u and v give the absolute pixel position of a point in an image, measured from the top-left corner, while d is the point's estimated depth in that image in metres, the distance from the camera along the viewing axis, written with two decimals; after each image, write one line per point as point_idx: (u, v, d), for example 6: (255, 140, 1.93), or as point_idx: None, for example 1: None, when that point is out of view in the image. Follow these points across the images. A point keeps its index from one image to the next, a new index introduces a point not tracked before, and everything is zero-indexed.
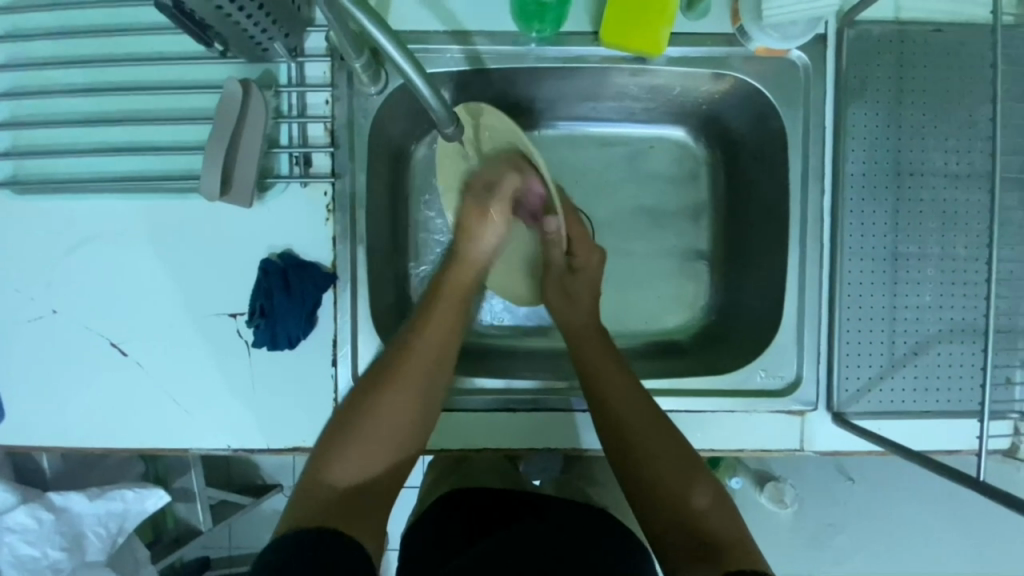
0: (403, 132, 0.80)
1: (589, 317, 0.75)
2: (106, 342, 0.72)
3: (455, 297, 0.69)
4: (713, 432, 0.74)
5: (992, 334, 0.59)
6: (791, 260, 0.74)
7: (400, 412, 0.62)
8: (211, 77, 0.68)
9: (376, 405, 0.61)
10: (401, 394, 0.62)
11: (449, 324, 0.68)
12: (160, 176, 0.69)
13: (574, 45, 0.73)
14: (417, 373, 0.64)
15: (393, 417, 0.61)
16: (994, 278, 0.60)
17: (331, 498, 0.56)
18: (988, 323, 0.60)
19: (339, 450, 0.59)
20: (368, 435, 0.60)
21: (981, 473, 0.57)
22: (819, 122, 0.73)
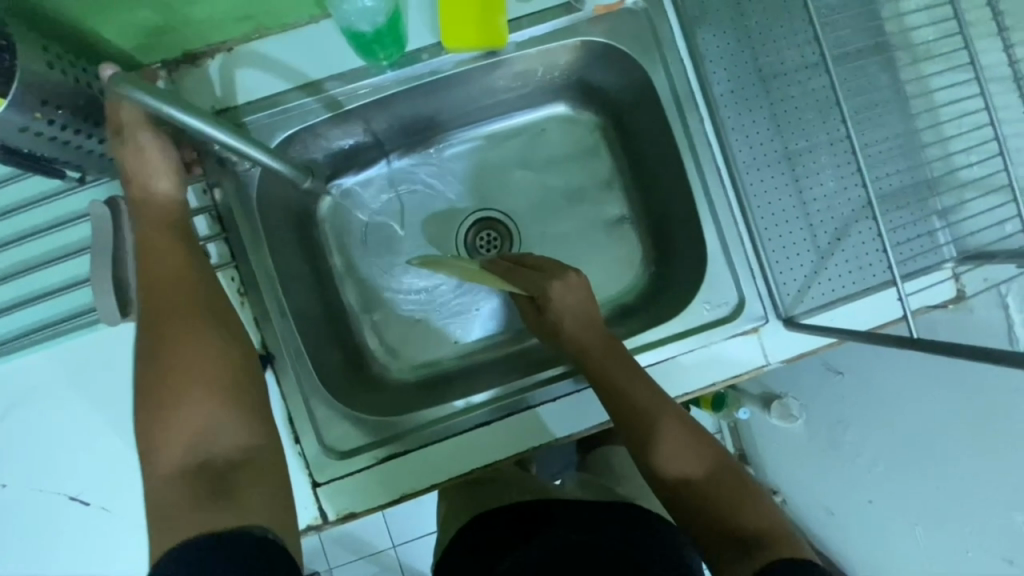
0: (294, 195, 0.79)
1: (594, 333, 0.73)
2: (65, 498, 0.69)
3: (150, 217, 0.62)
4: (680, 376, 0.75)
5: (877, 201, 0.60)
6: (696, 191, 0.75)
7: (189, 371, 0.55)
8: (76, 206, 0.66)
9: (153, 377, 0.54)
10: (162, 350, 0.55)
11: (178, 256, 0.60)
12: (60, 319, 0.67)
13: (423, 61, 0.74)
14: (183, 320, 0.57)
15: (173, 374, 0.54)
16: (861, 148, 0.62)
17: (180, 490, 0.50)
18: (872, 192, 0.62)
19: (157, 441, 0.52)
20: (176, 408, 0.53)
21: (915, 332, 0.58)
22: (676, 56, 0.74)
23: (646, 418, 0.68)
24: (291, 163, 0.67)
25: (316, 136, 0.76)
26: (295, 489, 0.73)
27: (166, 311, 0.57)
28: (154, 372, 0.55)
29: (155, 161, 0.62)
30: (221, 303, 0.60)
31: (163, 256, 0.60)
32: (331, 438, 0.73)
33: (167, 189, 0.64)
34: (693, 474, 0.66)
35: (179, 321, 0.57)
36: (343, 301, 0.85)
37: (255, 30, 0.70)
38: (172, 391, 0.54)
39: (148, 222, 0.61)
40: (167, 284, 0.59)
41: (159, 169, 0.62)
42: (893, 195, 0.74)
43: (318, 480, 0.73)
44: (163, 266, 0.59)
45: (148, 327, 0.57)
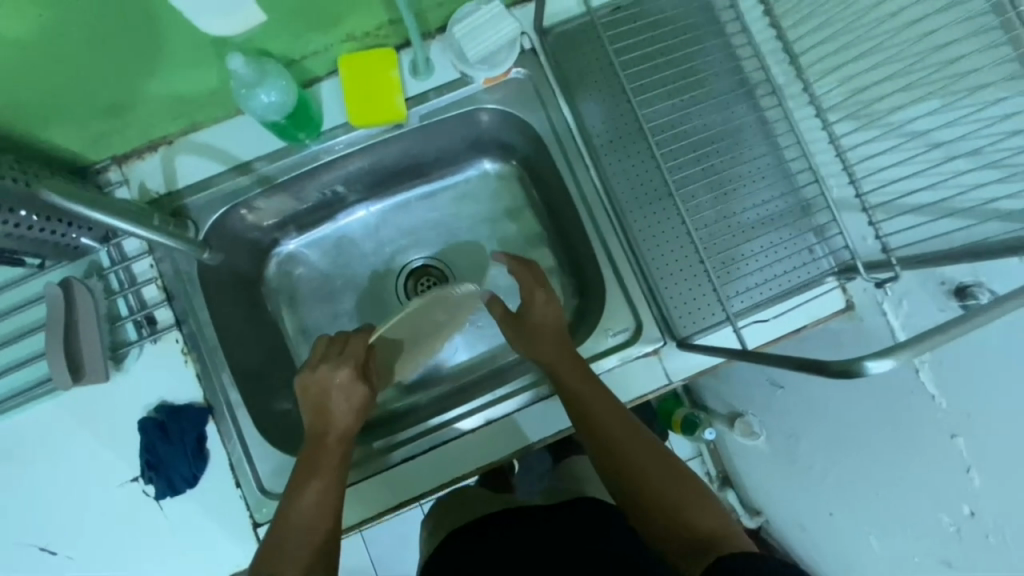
0: (239, 261, 0.89)
1: (559, 345, 0.79)
2: (34, 549, 0.75)
3: (331, 394, 0.75)
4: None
5: (701, 239, 0.69)
6: (590, 232, 0.84)
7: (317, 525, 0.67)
8: (37, 288, 0.76)
9: (294, 521, 0.67)
10: (307, 508, 0.68)
11: (347, 418, 0.75)
12: (24, 387, 0.75)
13: (340, 138, 0.84)
14: (331, 496, 0.69)
15: (305, 532, 0.67)
16: (678, 192, 0.70)
17: None
18: (694, 231, 0.69)
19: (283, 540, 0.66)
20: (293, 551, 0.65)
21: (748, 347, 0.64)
22: (560, 114, 0.84)
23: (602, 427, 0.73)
24: (183, 239, 0.75)
25: (253, 209, 0.86)
26: (234, 531, 0.76)
27: (322, 482, 0.70)
28: (293, 519, 0.67)
29: (338, 391, 0.75)
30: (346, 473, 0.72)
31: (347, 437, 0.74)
32: (271, 482, 0.78)
33: (341, 412, 0.75)
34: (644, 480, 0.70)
35: (327, 484, 0.70)
36: (293, 354, 0.93)
37: (192, 125, 0.81)
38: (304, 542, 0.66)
39: (327, 408, 0.74)
40: (336, 427, 0.74)
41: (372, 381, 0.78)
42: (771, 219, 0.81)
43: (258, 519, 0.76)
44: (338, 408, 0.75)
45: (304, 481, 0.70)
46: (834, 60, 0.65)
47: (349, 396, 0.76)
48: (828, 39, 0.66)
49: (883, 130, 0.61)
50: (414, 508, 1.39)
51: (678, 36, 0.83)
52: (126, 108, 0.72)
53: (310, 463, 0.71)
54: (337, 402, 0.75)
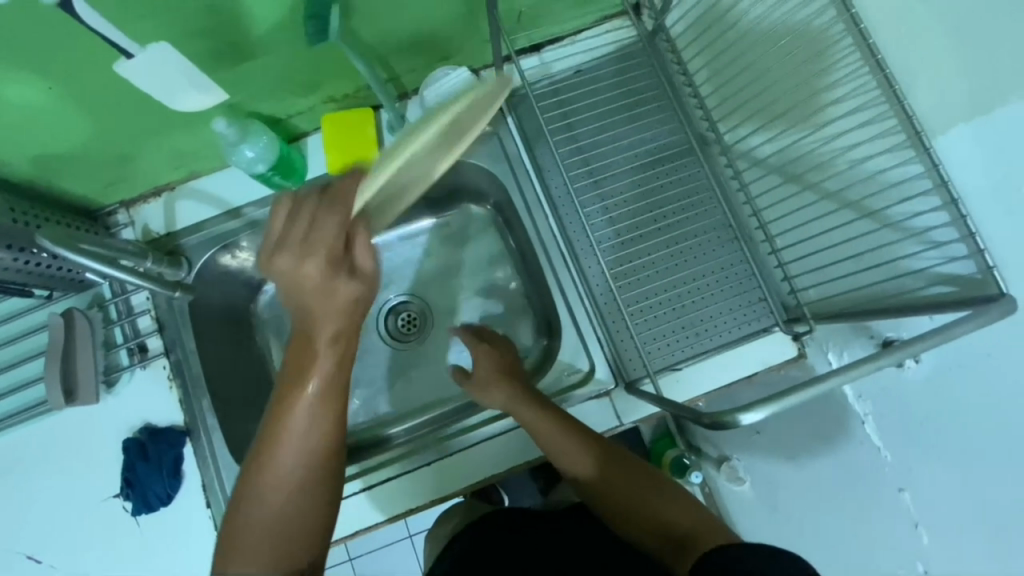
0: (230, 294, 0.97)
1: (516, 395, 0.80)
2: (23, 557, 0.82)
3: (315, 303, 0.60)
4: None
5: (620, 290, 0.73)
6: (549, 276, 0.88)
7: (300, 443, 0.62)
8: (45, 316, 0.85)
9: (269, 483, 0.62)
10: (288, 461, 0.62)
11: (340, 320, 0.61)
12: (26, 406, 0.83)
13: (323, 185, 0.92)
14: (323, 407, 0.63)
15: (277, 499, 0.62)
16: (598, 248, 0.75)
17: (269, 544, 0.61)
18: (615, 282, 0.74)
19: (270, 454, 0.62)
20: (272, 517, 0.62)
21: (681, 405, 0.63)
22: (521, 166, 0.90)
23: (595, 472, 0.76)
24: (159, 279, 0.82)
25: (243, 249, 0.95)
26: (202, 548, 0.82)
27: (314, 387, 0.62)
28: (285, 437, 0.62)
29: (341, 283, 0.60)
30: (343, 376, 0.64)
31: (326, 391, 0.62)
32: None
33: (343, 302, 0.60)
34: (647, 499, 0.73)
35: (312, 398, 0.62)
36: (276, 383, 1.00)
37: (191, 174, 0.90)
38: (277, 512, 0.62)
39: (320, 310, 0.60)
40: (319, 329, 0.61)
41: (362, 276, 0.61)
42: (722, 267, 0.83)
43: None
44: (319, 308, 0.60)
45: (278, 437, 0.62)
46: (756, 124, 0.72)
47: (358, 309, 0.62)
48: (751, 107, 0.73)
49: (802, 191, 0.69)
50: (404, 539, 1.41)
51: (633, 95, 0.88)
52: (130, 160, 0.82)
53: (279, 420, 0.62)
54: (322, 302, 0.60)
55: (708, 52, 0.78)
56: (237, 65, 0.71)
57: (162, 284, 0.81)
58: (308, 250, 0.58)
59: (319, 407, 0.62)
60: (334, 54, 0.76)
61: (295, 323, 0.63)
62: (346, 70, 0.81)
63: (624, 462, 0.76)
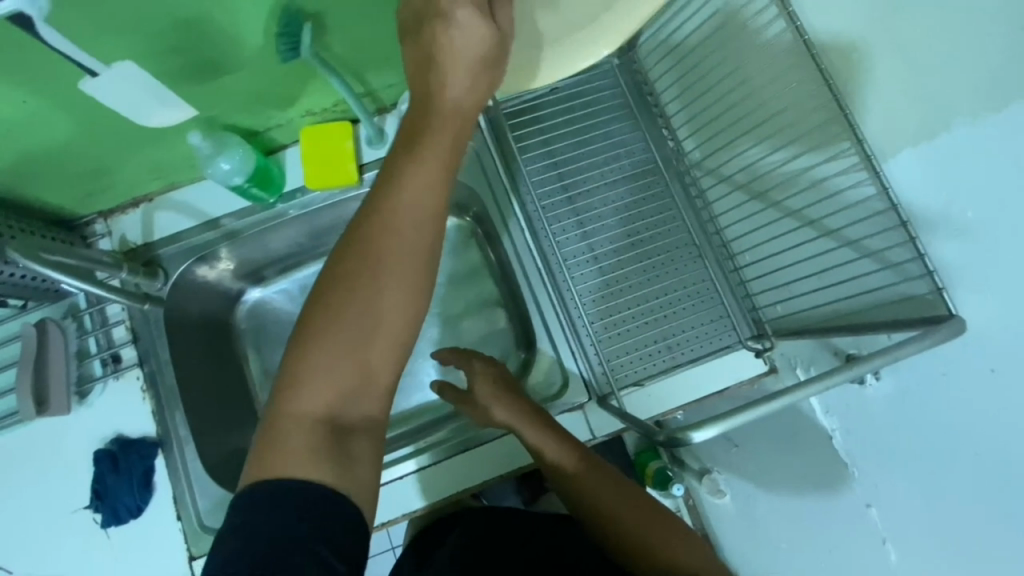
0: (208, 305, 0.98)
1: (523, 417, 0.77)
2: None
3: (451, 67, 0.50)
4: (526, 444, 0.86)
5: (595, 304, 0.73)
6: (525, 291, 0.88)
7: (387, 292, 0.51)
8: (18, 327, 0.85)
9: (340, 318, 0.50)
10: (360, 307, 0.50)
11: (469, 87, 0.50)
12: None
13: (302, 198, 0.93)
14: (393, 253, 0.51)
15: (377, 331, 0.50)
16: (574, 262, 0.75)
17: (310, 432, 0.48)
18: (590, 297, 0.74)
19: (340, 305, 0.50)
20: (344, 346, 0.49)
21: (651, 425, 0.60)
22: (497, 181, 0.91)
23: (587, 484, 0.73)
24: (125, 291, 0.83)
25: (221, 259, 0.95)
26: (172, 561, 0.81)
27: (429, 167, 0.51)
28: (355, 292, 0.50)
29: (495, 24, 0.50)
30: (431, 214, 0.52)
31: (410, 218, 0.51)
32: (211, 517, 0.82)
33: (460, 84, 0.50)
34: (626, 518, 0.71)
35: (412, 223, 0.51)
36: (253, 395, 1.00)
37: (170, 185, 0.91)
38: (350, 348, 0.49)
39: (434, 121, 0.51)
40: (443, 125, 0.51)
41: (477, 81, 0.51)
42: (696, 282, 0.83)
43: (193, 552, 0.81)
44: (456, 87, 0.50)
45: (339, 277, 0.51)
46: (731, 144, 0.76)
47: (481, 74, 0.50)
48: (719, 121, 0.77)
49: (767, 209, 0.73)
50: (385, 552, 1.40)
51: (610, 112, 0.89)
52: (106, 171, 0.82)
53: (370, 234, 0.51)
54: (457, 79, 0.50)
55: (675, 74, 0.83)
56: (211, 81, 0.72)
57: (134, 297, 0.84)
58: (457, 21, 0.48)
59: (411, 259, 0.51)
60: (307, 70, 0.77)
61: (414, 113, 0.52)
62: (321, 85, 0.82)
63: (608, 477, 0.74)
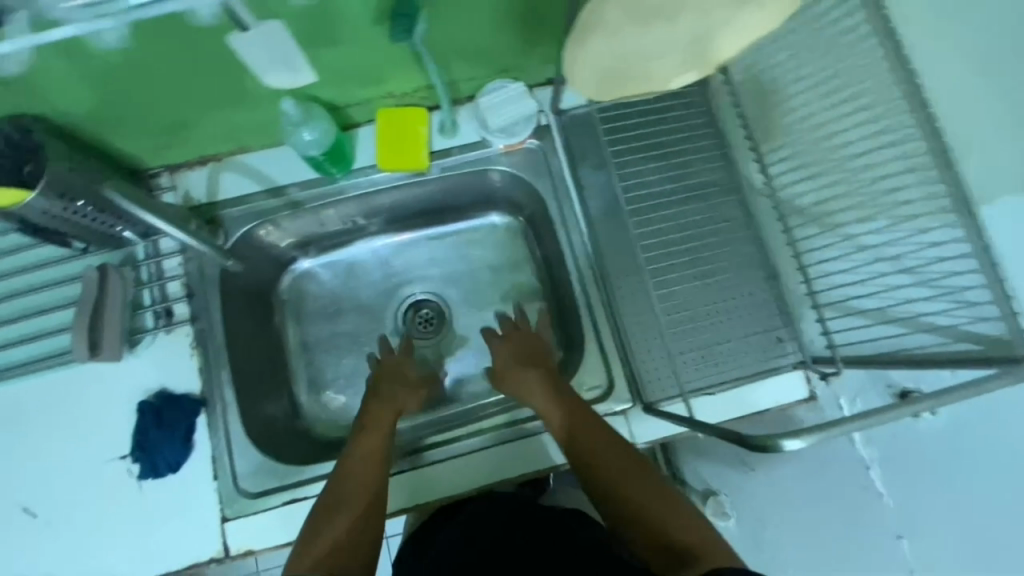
0: (258, 269, 0.98)
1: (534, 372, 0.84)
2: (19, 508, 0.82)
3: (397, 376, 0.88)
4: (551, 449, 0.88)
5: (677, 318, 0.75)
6: (579, 293, 0.90)
7: (347, 507, 0.72)
8: (75, 269, 0.85)
9: (329, 519, 0.71)
10: (343, 521, 0.71)
11: (390, 382, 0.87)
12: (44, 357, 0.82)
13: (367, 176, 0.94)
14: (361, 473, 0.75)
15: (360, 475, 0.74)
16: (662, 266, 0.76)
17: None
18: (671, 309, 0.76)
19: (323, 526, 0.71)
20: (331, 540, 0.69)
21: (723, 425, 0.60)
22: (563, 184, 0.92)
23: (584, 440, 0.77)
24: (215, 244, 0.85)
25: (278, 227, 0.95)
26: (204, 520, 0.81)
27: (377, 426, 0.80)
28: (343, 497, 0.73)
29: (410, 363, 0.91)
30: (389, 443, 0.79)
31: (369, 446, 0.78)
32: (247, 482, 0.82)
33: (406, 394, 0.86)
34: (643, 501, 0.72)
35: (360, 456, 0.77)
36: (289, 365, 0.99)
37: (239, 147, 0.91)
38: (341, 542, 0.69)
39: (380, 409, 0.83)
40: (389, 393, 0.85)
41: (401, 379, 0.88)
42: (747, 303, 0.87)
43: (227, 513, 0.81)
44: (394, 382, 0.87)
45: (329, 498, 0.74)
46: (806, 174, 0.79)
47: (407, 384, 0.88)
48: (795, 154, 0.80)
49: (837, 242, 0.76)
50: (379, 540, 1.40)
51: (680, 131, 0.91)
52: (187, 127, 0.83)
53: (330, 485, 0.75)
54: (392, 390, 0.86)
55: (752, 105, 0.86)
56: (313, 50, 0.73)
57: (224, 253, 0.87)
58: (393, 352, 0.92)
59: (360, 479, 0.74)
60: (404, 52, 0.78)
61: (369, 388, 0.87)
62: (411, 70, 0.83)
63: (604, 436, 0.77)
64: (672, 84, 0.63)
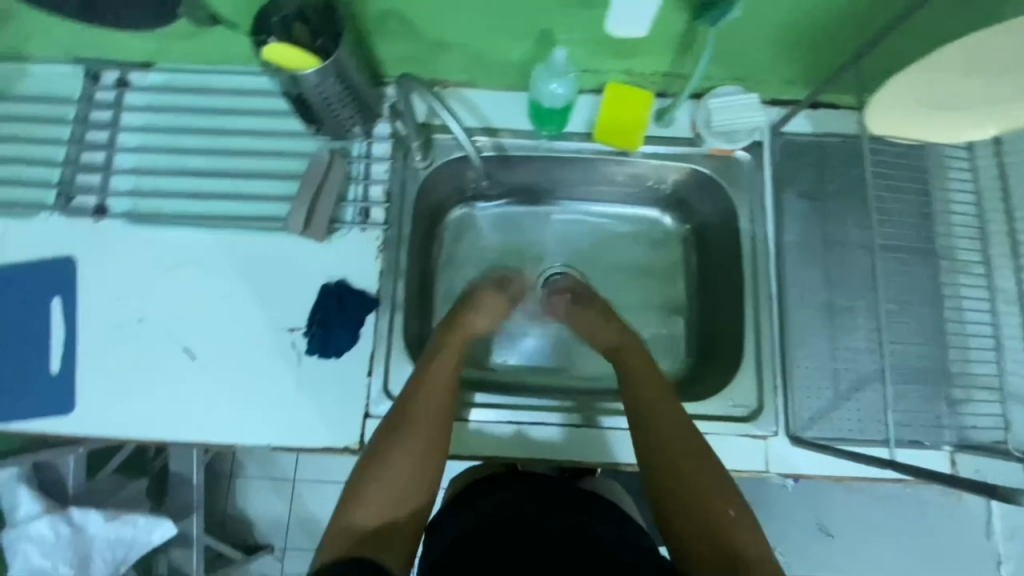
0: (439, 198, 1.00)
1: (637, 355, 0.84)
2: (179, 346, 0.85)
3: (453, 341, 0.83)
4: (615, 444, 0.88)
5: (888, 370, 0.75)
6: (749, 311, 0.90)
7: (404, 448, 0.72)
8: (300, 147, 0.90)
9: (393, 454, 0.72)
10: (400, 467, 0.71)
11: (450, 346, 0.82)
12: (253, 217, 0.88)
13: (574, 141, 0.96)
14: (415, 427, 0.74)
15: (428, 418, 0.74)
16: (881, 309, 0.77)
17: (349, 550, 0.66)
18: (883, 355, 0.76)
19: (386, 465, 0.71)
20: (396, 472, 0.71)
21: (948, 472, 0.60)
22: (761, 202, 0.93)
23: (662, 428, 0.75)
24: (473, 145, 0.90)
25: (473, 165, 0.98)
26: (348, 410, 0.84)
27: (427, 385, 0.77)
28: (412, 428, 0.74)
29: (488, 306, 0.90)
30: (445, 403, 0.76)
31: (425, 405, 0.75)
32: (394, 386, 0.85)
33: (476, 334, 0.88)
34: (702, 484, 0.70)
35: (413, 400, 0.76)
36: (436, 296, 1.01)
37: (469, 81, 0.95)
38: (406, 477, 0.71)
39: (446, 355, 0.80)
40: (449, 350, 0.81)
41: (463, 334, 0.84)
42: (918, 370, 0.85)
43: (370, 411, 0.84)
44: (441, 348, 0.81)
45: (391, 428, 0.74)
46: None
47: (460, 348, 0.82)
48: None
49: None
50: None
51: (894, 183, 0.90)
52: (443, 47, 0.87)
53: (387, 420, 0.75)
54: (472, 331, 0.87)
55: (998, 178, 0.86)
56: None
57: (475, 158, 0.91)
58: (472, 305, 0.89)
59: (414, 440, 0.73)
60: (673, 29, 0.82)
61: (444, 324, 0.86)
62: (665, 47, 0.86)
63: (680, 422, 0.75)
64: (929, 139, 0.71)
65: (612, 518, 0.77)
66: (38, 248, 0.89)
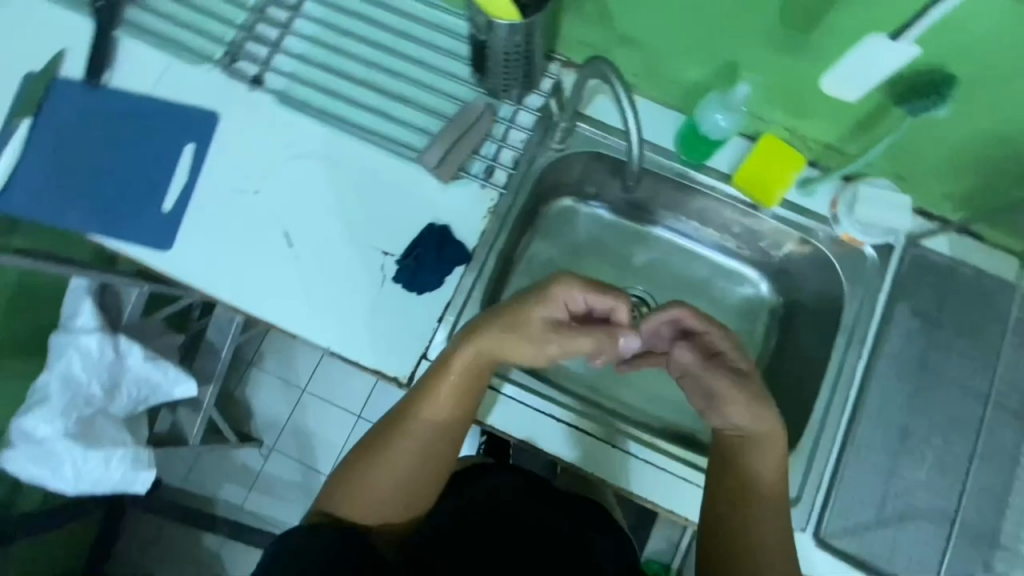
0: (557, 183, 1.01)
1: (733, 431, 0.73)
2: (281, 229, 0.88)
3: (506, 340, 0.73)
4: (625, 467, 0.85)
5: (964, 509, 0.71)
6: (822, 403, 0.87)
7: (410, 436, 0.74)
8: (455, 90, 0.92)
9: (400, 435, 0.74)
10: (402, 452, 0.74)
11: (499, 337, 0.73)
12: (390, 138, 0.90)
13: (710, 176, 0.93)
14: (432, 414, 0.74)
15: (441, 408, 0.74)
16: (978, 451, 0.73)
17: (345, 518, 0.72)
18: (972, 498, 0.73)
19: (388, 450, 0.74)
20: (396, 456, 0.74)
21: None
22: (871, 303, 0.90)
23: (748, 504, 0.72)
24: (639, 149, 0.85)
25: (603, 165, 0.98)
26: (409, 345, 0.85)
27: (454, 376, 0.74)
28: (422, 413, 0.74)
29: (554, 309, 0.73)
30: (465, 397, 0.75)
31: (444, 396, 0.74)
32: None
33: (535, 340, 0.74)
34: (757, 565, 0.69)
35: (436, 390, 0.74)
36: (517, 274, 1.01)
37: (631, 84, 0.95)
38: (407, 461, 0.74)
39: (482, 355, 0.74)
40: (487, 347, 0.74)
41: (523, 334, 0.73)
42: (970, 525, 0.82)
43: (428, 353, 0.85)
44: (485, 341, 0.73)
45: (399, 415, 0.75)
46: None
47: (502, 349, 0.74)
48: None
49: None
50: None
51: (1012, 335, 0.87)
52: (625, 43, 0.87)
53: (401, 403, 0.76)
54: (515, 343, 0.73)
55: None
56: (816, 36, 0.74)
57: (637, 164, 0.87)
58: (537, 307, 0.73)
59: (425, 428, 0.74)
60: (859, 106, 0.82)
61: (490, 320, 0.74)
62: (841, 119, 0.85)
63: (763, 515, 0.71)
64: None
65: (610, 532, 0.82)
66: (189, 95, 0.93)
